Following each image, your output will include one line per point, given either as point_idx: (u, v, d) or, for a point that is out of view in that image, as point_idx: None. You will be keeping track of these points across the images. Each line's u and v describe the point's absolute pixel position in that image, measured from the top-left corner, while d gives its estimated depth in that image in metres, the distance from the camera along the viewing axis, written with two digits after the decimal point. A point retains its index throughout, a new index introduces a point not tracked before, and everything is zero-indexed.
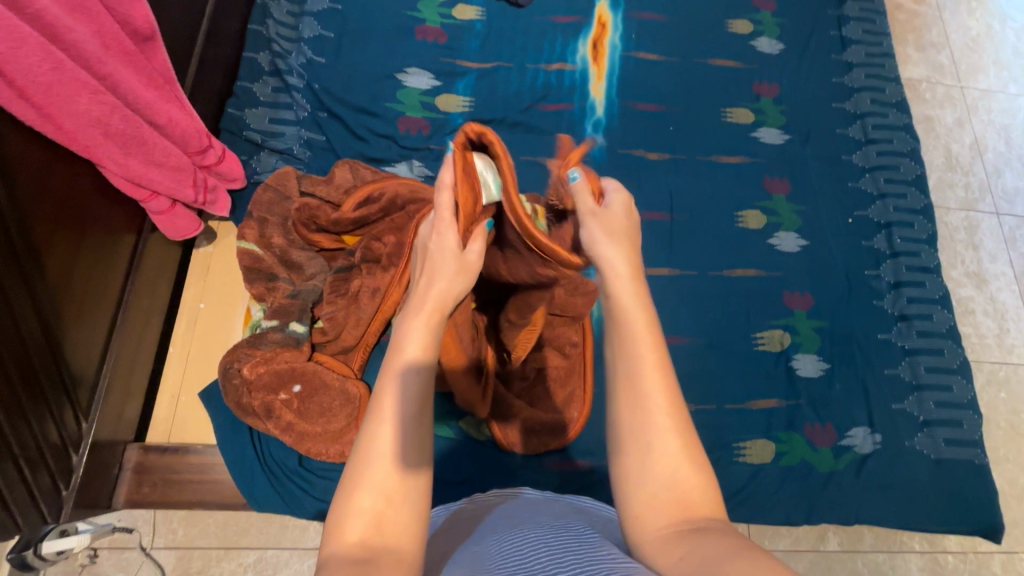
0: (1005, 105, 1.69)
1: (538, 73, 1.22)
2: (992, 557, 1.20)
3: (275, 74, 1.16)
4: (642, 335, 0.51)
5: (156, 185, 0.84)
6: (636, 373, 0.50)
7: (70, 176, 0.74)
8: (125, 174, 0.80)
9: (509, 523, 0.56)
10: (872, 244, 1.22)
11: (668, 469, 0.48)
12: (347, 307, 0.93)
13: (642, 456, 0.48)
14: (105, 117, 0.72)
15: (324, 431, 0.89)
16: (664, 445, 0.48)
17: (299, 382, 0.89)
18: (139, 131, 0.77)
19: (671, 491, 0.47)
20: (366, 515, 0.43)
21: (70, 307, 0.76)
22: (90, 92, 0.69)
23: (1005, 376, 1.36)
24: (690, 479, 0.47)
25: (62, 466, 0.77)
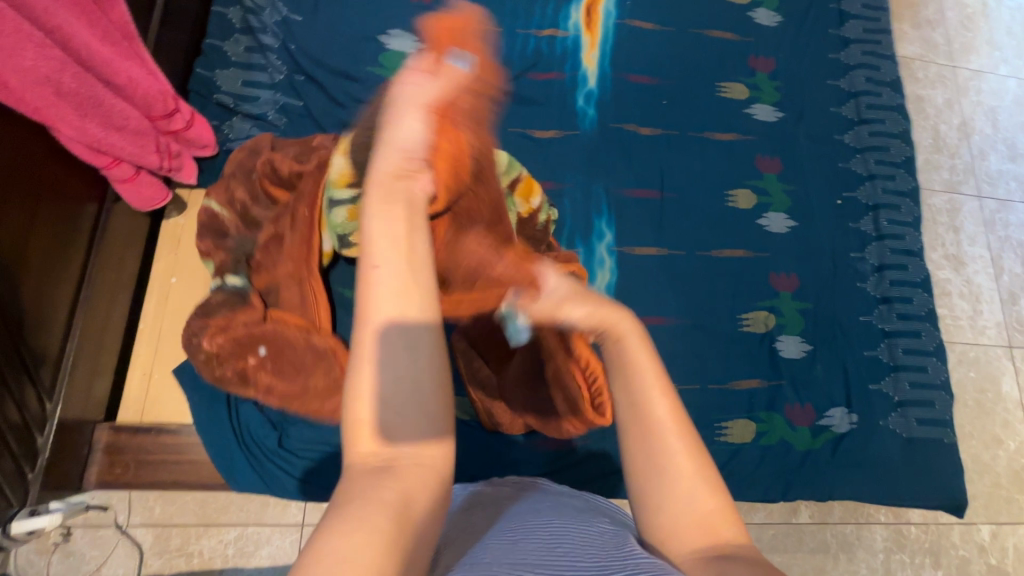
0: (994, 86, 1.68)
1: (528, 40, 1.17)
2: (952, 528, 1.25)
3: (247, 32, 1.08)
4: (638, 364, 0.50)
5: (119, 150, 0.78)
6: (648, 418, 0.49)
7: (19, 141, 0.68)
8: (82, 140, 0.73)
9: (533, 510, 0.56)
10: (859, 226, 1.22)
11: (686, 493, 0.47)
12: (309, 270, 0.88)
13: (659, 482, 0.48)
14: (55, 75, 0.66)
15: (307, 387, 0.85)
16: (675, 471, 0.48)
17: (263, 344, 0.84)
18: (97, 92, 0.71)
19: (688, 517, 0.47)
20: (371, 427, 0.40)
21: (29, 283, 0.71)
22: (36, 47, 0.63)
23: (975, 356, 1.40)
24: (708, 504, 0.47)
25: (26, 449, 0.74)
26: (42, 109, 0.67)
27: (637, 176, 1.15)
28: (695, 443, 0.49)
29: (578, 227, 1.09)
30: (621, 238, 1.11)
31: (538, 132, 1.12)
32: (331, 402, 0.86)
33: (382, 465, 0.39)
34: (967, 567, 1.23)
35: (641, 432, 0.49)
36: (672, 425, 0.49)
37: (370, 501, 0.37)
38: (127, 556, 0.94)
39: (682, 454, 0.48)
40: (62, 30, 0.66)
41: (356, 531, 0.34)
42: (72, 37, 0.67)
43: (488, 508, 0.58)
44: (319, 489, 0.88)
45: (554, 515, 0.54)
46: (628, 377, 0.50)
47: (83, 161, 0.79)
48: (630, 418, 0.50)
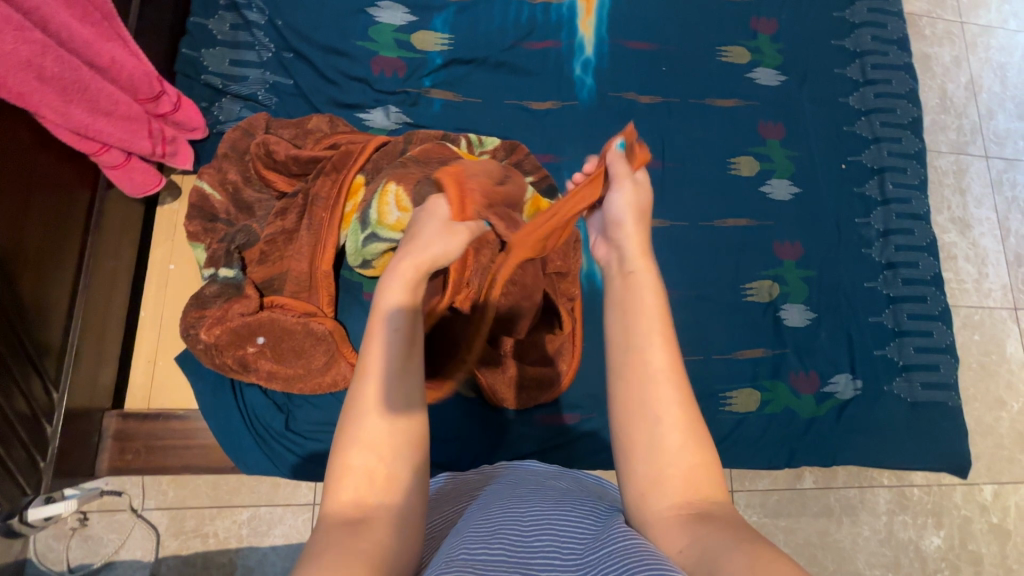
0: (1003, 42, 1.63)
1: (522, 7, 1.13)
2: (954, 488, 1.27)
3: (231, 9, 1.04)
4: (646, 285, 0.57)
5: (107, 136, 0.76)
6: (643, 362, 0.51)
7: (5, 131, 0.66)
8: (70, 126, 0.72)
9: (515, 492, 0.58)
10: (864, 190, 1.20)
11: (673, 449, 0.48)
12: (310, 259, 0.85)
13: (651, 428, 0.48)
14: (37, 58, 0.64)
15: (307, 370, 0.86)
16: (663, 417, 0.49)
17: (262, 333, 0.84)
18: (79, 74, 0.69)
19: (676, 473, 0.47)
20: (361, 472, 0.44)
21: (27, 273, 0.70)
22: (14, 30, 0.61)
23: (979, 319, 1.39)
24: (693, 460, 0.47)
25: (36, 438, 0.74)
26: (26, 95, 0.65)
27: None
28: (689, 396, 0.50)
29: None
30: None
31: (535, 104, 1.10)
32: (333, 380, 0.87)
33: (362, 516, 0.42)
34: (969, 526, 1.25)
35: (639, 379, 0.50)
36: (667, 374, 0.51)
37: (346, 550, 0.38)
38: (144, 538, 0.96)
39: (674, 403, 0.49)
40: (38, 10, 0.64)
41: (346, 567, 0.37)
42: (50, 18, 0.66)
43: (470, 500, 0.59)
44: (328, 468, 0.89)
45: (535, 496, 0.56)
46: (631, 310, 0.55)
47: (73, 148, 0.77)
48: (625, 360, 0.52)
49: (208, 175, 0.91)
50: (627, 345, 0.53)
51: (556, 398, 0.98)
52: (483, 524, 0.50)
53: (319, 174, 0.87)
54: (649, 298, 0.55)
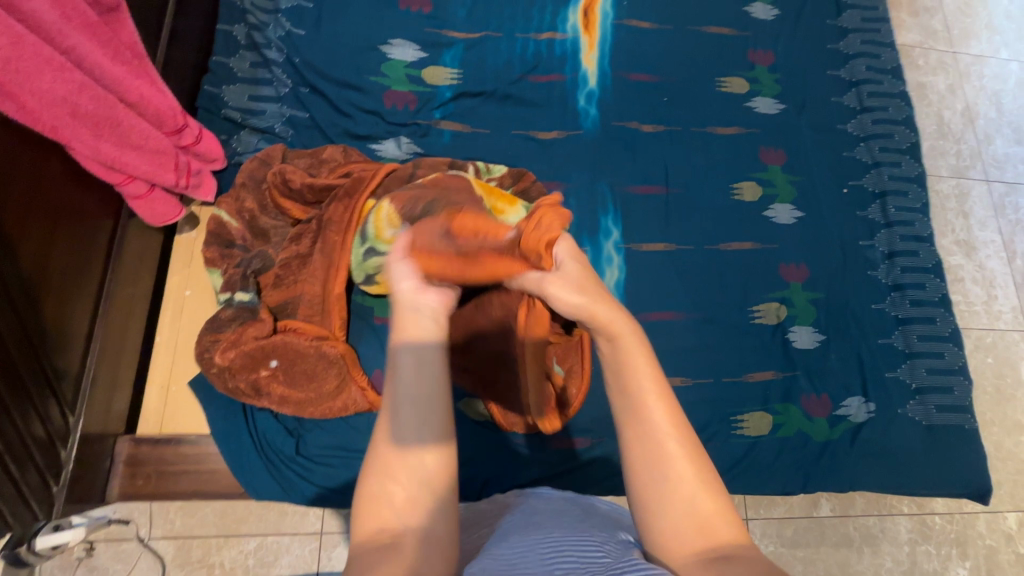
0: (996, 70, 1.68)
1: (527, 43, 1.18)
2: (978, 516, 1.23)
3: (252, 48, 1.10)
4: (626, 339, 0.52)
5: (134, 169, 0.79)
6: (648, 418, 0.49)
7: (38, 162, 0.69)
8: (99, 159, 0.74)
9: (535, 521, 0.58)
10: (867, 214, 1.22)
11: (691, 502, 0.47)
12: (325, 284, 0.88)
13: (659, 482, 0.48)
14: (73, 96, 0.67)
15: (319, 394, 0.86)
16: (681, 475, 0.48)
17: (274, 357, 0.85)
18: (110, 111, 0.72)
19: (692, 518, 0.47)
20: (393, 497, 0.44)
21: (50, 298, 0.72)
22: (53, 69, 0.64)
23: (992, 342, 1.38)
24: (708, 504, 0.47)
25: (50, 462, 0.74)
26: (59, 129, 0.68)
27: (642, 173, 1.15)
28: (694, 440, 0.50)
29: (584, 225, 1.10)
30: (628, 235, 1.11)
31: (541, 134, 1.13)
32: (343, 403, 0.87)
33: (394, 540, 0.43)
34: (995, 557, 1.21)
35: (637, 434, 0.49)
36: (670, 428, 0.49)
37: None
38: (150, 569, 0.94)
39: (683, 454, 0.48)
40: (76, 50, 0.68)
41: None
42: (85, 58, 0.69)
43: (490, 526, 0.60)
44: (337, 493, 0.88)
45: (554, 523, 0.56)
46: (617, 377, 0.51)
47: (100, 180, 0.80)
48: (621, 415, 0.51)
49: (226, 204, 0.94)
50: (621, 400, 0.51)
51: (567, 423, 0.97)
52: (503, 550, 0.51)
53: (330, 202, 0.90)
54: (633, 352, 0.52)
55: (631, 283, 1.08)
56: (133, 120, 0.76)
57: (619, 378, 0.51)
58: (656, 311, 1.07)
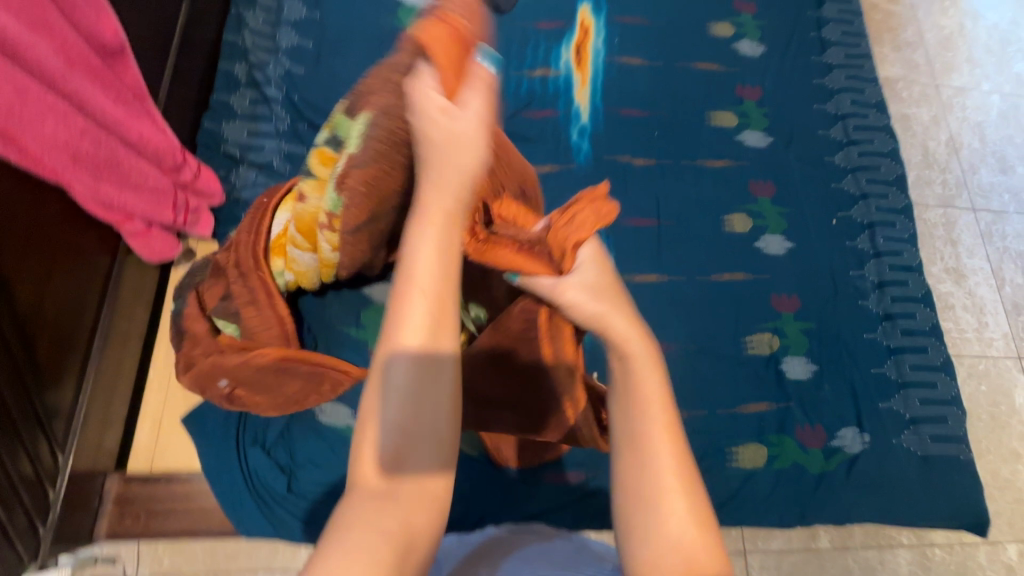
0: (978, 102, 1.72)
1: (521, 80, 1.22)
2: (977, 548, 1.22)
3: (252, 86, 1.13)
4: (642, 359, 0.48)
5: (131, 207, 0.82)
6: (648, 438, 0.45)
7: (37, 203, 0.70)
8: (98, 200, 0.77)
9: (529, 554, 0.59)
10: (856, 244, 1.24)
11: (677, 534, 0.43)
12: (271, 306, 0.85)
13: (648, 510, 0.43)
14: (74, 141, 0.69)
15: (284, 396, 0.86)
16: (670, 508, 0.43)
17: (223, 374, 0.83)
18: (109, 153, 0.74)
19: (680, 559, 0.42)
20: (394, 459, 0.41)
21: (44, 337, 0.72)
22: (56, 116, 0.66)
23: (984, 369, 1.39)
24: (697, 546, 0.42)
25: (38, 503, 0.74)
26: (59, 172, 0.69)
27: (634, 206, 1.17)
28: (691, 469, 0.45)
29: None
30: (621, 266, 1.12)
31: (535, 168, 1.15)
32: (310, 399, 0.88)
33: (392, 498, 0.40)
34: None
35: (631, 452, 0.45)
36: (669, 455, 0.45)
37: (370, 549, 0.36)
38: None
39: (677, 487, 0.44)
40: (77, 94, 0.68)
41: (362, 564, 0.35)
42: (88, 102, 0.70)
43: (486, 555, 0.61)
44: None
45: (537, 557, 0.57)
46: (628, 398, 0.47)
47: (98, 219, 0.82)
48: (622, 435, 0.46)
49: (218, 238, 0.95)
50: (622, 421, 0.47)
51: (561, 457, 0.97)
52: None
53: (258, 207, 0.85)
54: (652, 382, 0.47)
55: None
56: (130, 160, 0.78)
57: (637, 404, 0.46)
58: None
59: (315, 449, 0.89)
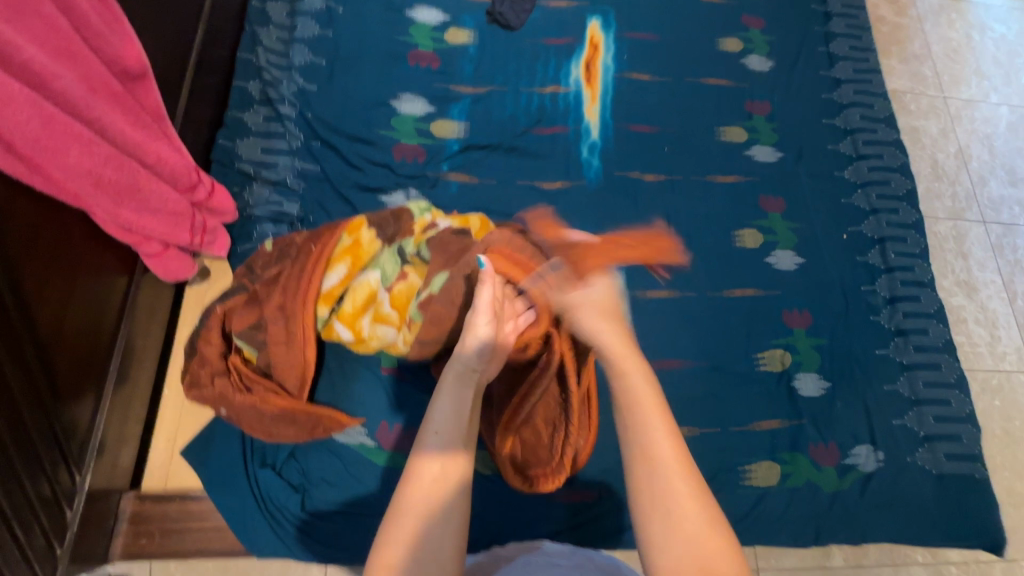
0: (987, 114, 1.72)
1: (532, 97, 1.22)
2: (993, 565, 1.20)
3: (266, 103, 1.14)
4: (644, 397, 0.56)
5: (149, 229, 0.82)
6: (653, 451, 0.53)
7: (59, 227, 0.71)
8: (117, 223, 0.77)
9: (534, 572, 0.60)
10: (867, 259, 1.24)
11: (694, 535, 0.49)
12: (299, 347, 0.88)
13: (664, 519, 0.50)
14: (97, 167, 0.69)
15: (275, 434, 0.88)
16: (683, 510, 0.50)
17: (223, 405, 0.88)
18: (131, 178, 0.75)
19: (692, 561, 0.47)
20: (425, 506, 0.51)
21: (63, 359, 0.73)
22: (81, 144, 0.66)
23: (997, 384, 1.38)
24: (709, 544, 0.48)
25: (55, 524, 0.74)
26: (81, 197, 0.70)
27: (645, 222, 1.18)
28: (696, 480, 0.52)
29: None
30: (632, 282, 1.12)
31: (546, 184, 1.16)
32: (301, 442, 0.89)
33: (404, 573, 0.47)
34: None
35: (646, 467, 0.52)
36: (675, 463, 0.53)
37: None
38: None
39: (688, 492, 0.51)
40: (101, 121, 0.69)
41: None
42: (110, 128, 0.71)
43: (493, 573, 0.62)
44: (342, 551, 0.87)
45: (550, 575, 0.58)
46: (630, 412, 0.56)
47: (116, 240, 0.82)
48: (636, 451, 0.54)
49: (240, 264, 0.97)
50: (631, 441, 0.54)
51: (574, 475, 0.96)
52: None
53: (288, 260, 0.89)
54: (643, 388, 0.57)
55: (636, 331, 1.09)
56: (151, 184, 0.78)
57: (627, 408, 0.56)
58: (662, 359, 1.08)
59: (328, 466, 0.90)
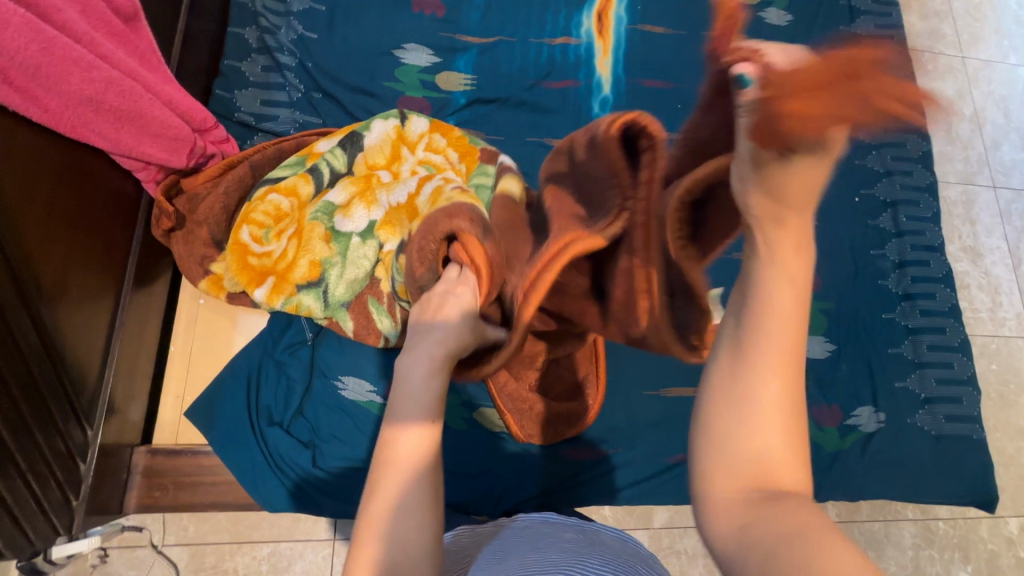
0: (1004, 75, 1.67)
1: (541, 48, 1.17)
2: (980, 521, 1.24)
3: (264, 52, 1.08)
4: (789, 237, 0.35)
5: (149, 156, 0.79)
6: (774, 307, 0.36)
7: (67, 158, 0.69)
8: (120, 150, 0.74)
9: (539, 541, 0.60)
10: (878, 223, 1.22)
11: (766, 452, 0.36)
12: (270, 255, 0.89)
13: (742, 379, 0.36)
14: (99, 95, 0.66)
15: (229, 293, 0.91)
16: (769, 379, 0.36)
17: (188, 250, 0.89)
18: (137, 105, 0.71)
19: (751, 448, 0.36)
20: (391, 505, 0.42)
21: (68, 311, 0.71)
22: (81, 70, 0.64)
23: (996, 348, 1.39)
24: (783, 430, 0.36)
25: (70, 477, 0.74)
26: (77, 127, 0.67)
27: None
28: (804, 339, 0.36)
29: None
30: None
31: (555, 141, 1.12)
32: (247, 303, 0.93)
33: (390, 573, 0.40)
34: (997, 561, 1.22)
35: (746, 322, 0.36)
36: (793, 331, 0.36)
37: None
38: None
39: (789, 360, 0.36)
40: (106, 55, 0.68)
41: None
42: (116, 62, 0.69)
43: (500, 542, 0.64)
44: (353, 505, 0.88)
45: (551, 546, 0.57)
46: (760, 272, 0.36)
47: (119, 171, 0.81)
48: (751, 298, 0.36)
49: (236, 159, 0.92)
50: (759, 265, 0.36)
51: (582, 433, 0.98)
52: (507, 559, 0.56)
53: (290, 162, 0.91)
54: (796, 247, 0.36)
55: None
56: (160, 118, 0.76)
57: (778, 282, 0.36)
58: None
59: (337, 423, 0.90)
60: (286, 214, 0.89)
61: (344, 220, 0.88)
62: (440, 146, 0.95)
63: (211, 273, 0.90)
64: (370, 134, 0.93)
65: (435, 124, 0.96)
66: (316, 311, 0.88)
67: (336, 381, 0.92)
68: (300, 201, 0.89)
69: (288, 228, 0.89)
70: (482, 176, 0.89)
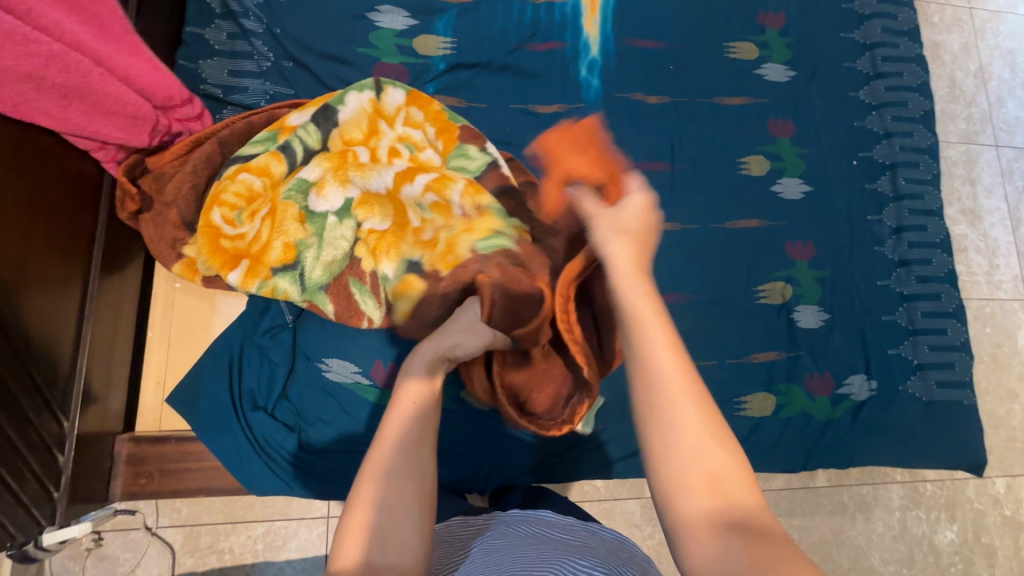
0: (1012, 27, 1.60)
1: (525, 8, 1.11)
2: (967, 483, 1.25)
3: (228, 17, 1.02)
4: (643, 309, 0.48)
5: (104, 135, 0.74)
6: (644, 345, 0.46)
7: (13, 140, 0.65)
8: (70, 130, 0.70)
9: (528, 538, 0.60)
10: (876, 186, 1.18)
11: (698, 477, 0.41)
12: (244, 237, 0.85)
13: (658, 416, 0.43)
14: (38, 71, 0.62)
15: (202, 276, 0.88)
16: (676, 411, 0.43)
17: (158, 232, 0.86)
18: (83, 80, 0.66)
19: (698, 476, 0.41)
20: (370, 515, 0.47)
21: (31, 306, 0.68)
22: (14, 44, 0.59)
23: (991, 312, 1.38)
24: (711, 451, 0.42)
25: (48, 469, 0.73)
26: (19, 106, 0.62)
27: (647, 149, 1.10)
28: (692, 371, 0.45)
29: None
30: None
31: (540, 108, 1.07)
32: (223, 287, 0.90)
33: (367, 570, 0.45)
34: (982, 520, 1.24)
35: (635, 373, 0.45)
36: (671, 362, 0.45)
37: None
38: (159, 558, 0.91)
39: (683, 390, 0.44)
40: (50, 27, 0.63)
41: None
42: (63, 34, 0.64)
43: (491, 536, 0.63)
44: (343, 486, 0.88)
45: (540, 547, 0.57)
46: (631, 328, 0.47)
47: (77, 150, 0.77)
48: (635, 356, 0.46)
49: (203, 136, 0.88)
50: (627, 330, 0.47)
51: None
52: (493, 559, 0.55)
53: (260, 138, 0.87)
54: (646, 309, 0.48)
55: None
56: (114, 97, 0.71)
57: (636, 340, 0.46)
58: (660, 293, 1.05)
59: (323, 405, 0.89)
60: (259, 193, 0.85)
61: (319, 199, 0.85)
62: (418, 120, 0.91)
63: (184, 256, 0.87)
64: (344, 108, 0.88)
65: (412, 97, 0.92)
66: (293, 294, 0.85)
67: (320, 363, 0.90)
68: (273, 179, 0.86)
69: (262, 209, 0.86)
70: (460, 161, 0.90)
